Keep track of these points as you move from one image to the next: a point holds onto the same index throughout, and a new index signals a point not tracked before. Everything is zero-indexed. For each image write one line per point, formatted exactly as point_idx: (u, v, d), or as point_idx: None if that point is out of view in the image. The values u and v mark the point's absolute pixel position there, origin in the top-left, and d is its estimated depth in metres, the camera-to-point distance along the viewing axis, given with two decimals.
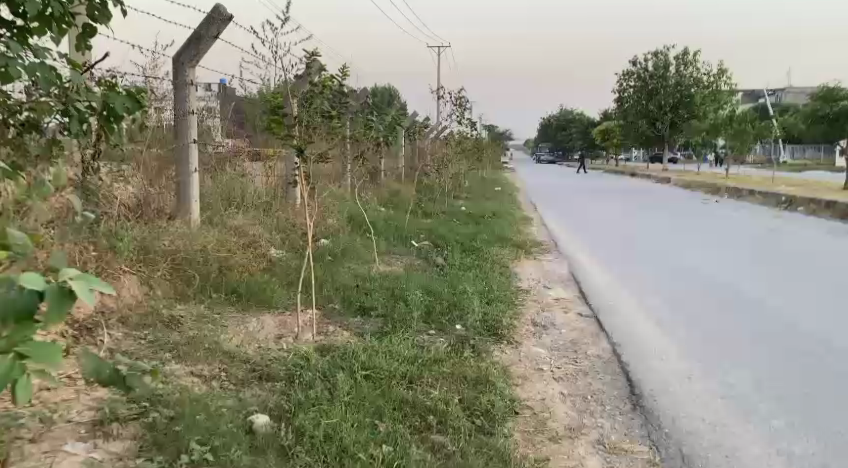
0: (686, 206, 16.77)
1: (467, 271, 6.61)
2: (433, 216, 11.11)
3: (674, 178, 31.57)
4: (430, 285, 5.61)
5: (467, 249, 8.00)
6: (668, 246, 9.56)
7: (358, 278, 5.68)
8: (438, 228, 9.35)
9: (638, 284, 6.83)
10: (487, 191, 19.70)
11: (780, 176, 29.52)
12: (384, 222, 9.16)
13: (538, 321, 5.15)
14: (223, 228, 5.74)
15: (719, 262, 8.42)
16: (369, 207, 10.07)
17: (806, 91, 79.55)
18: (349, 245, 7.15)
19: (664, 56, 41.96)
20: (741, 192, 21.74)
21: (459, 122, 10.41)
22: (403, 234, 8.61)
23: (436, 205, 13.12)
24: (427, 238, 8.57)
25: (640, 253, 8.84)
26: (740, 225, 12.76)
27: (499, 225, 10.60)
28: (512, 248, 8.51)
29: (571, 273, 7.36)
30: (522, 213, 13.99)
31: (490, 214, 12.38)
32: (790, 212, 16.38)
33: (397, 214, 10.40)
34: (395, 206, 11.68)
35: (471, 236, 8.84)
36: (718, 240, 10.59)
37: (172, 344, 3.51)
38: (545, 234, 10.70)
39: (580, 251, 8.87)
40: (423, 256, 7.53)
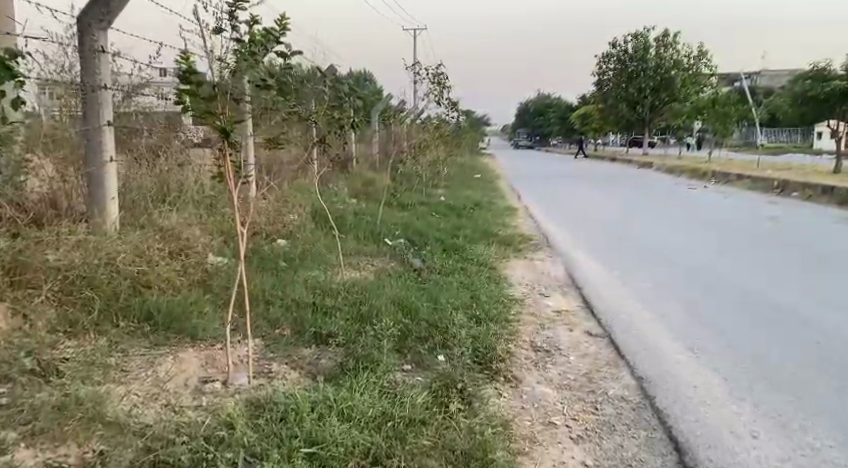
0: (675, 193, 15.93)
1: (450, 279, 5.58)
2: (410, 208, 10.06)
3: (656, 163, 30.79)
4: (405, 300, 4.58)
5: (449, 248, 6.98)
6: (668, 239, 8.64)
7: (319, 291, 4.64)
8: (415, 223, 8.31)
9: (645, 285, 5.88)
10: (466, 179, 18.69)
11: (764, 160, 28.89)
12: (354, 216, 8.10)
13: (540, 343, 4.15)
14: (149, 232, 4.65)
15: (728, 256, 7.52)
16: (337, 199, 9.00)
17: (783, 75, 79.42)
18: (312, 249, 6.08)
19: (644, 37, 41.07)
20: (729, 177, 20.94)
21: (438, 102, 9.34)
22: (375, 230, 7.56)
23: (413, 195, 12.06)
24: (402, 235, 7.55)
25: (640, 249, 7.91)
26: (739, 213, 11.90)
27: (483, 217, 9.58)
28: (500, 246, 7.51)
29: (569, 274, 6.38)
30: (505, 202, 13.00)
31: (471, 204, 11.37)
32: (786, 197, 15.57)
33: (370, 207, 9.35)
34: (367, 197, 10.59)
35: (452, 232, 7.82)
36: (720, 230, 9.70)
37: (31, 412, 2.44)
38: (534, 227, 9.72)
39: (574, 247, 7.91)
40: (398, 258, 6.50)
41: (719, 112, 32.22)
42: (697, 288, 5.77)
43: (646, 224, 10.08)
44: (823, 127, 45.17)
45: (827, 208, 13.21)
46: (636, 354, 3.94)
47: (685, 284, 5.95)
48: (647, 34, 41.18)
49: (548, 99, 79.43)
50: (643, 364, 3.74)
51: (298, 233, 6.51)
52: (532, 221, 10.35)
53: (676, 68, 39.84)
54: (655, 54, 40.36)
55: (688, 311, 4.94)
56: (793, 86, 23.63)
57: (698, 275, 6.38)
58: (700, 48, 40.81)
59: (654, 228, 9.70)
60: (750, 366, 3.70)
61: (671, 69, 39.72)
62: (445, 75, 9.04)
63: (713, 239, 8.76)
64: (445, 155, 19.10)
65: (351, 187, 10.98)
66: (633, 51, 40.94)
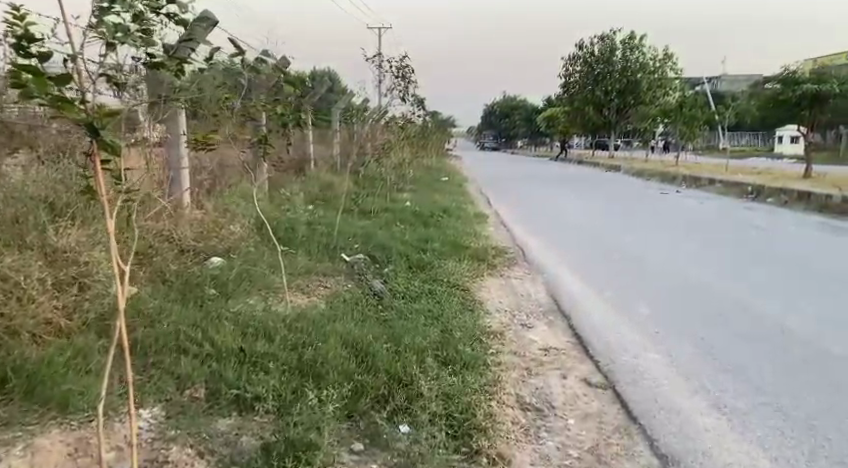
0: (651, 198, 15.31)
1: (415, 308, 4.71)
2: (372, 217, 9.13)
3: (625, 166, 30.37)
4: (359, 340, 3.69)
5: (415, 265, 6.11)
6: (654, 249, 7.93)
7: (252, 330, 3.72)
8: (376, 234, 7.38)
9: (642, 306, 5.10)
10: (433, 182, 17.83)
11: (732, 164, 28.67)
12: (308, 227, 7.17)
13: (529, 399, 3.31)
14: (35, 257, 3.67)
15: (722, 268, 6.82)
16: (289, 206, 8.04)
17: (746, 79, 80.48)
18: (253, 269, 5.14)
19: (610, 39, 40.68)
20: (700, 180, 20.42)
21: (402, 99, 8.43)
22: (329, 244, 6.62)
23: (377, 201, 11.15)
24: (361, 249, 6.62)
25: (626, 259, 7.16)
26: (718, 219, 11.28)
27: (452, 227, 8.71)
28: (472, 261, 6.65)
29: (551, 295, 5.56)
30: (475, 208, 12.17)
31: (439, 211, 10.49)
32: (762, 203, 15.00)
33: (327, 215, 8.41)
34: (324, 204, 9.63)
35: (418, 245, 6.94)
36: (705, 239, 9.04)
37: None
38: (506, 237, 8.90)
39: (553, 260, 7.10)
40: (356, 279, 5.59)
41: (687, 115, 31.94)
42: (702, 310, 5.02)
43: (627, 231, 9.37)
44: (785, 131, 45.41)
45: (807, 215, 12.67)
46: (653, 416, 3.13)
47: (687, 304, 5.19)
48: (613, 37, 40.83)
49: (514, 100, 79.15)
50: (663, 434, 2.92)
51: (238, 249, 5.57)
52: (505, 230, 9.56)
53: (642, 71, 39.60)
54: (621, 56, 40.05)
55: (699, 345, 4.16)
56: (763, 89, 23.29)
57: (697, 291, 5.63)
58: (666, 51, 40.63)
59: (636, 236, 9.00)
60: (799, 434, 2.90)
61: (638, 72, 39.46)
62: (410, 69, 8.14)
63: (701, 250, 8.07)
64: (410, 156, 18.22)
65: (307, 193, 10.03)
66: (600, 53, 40.55)
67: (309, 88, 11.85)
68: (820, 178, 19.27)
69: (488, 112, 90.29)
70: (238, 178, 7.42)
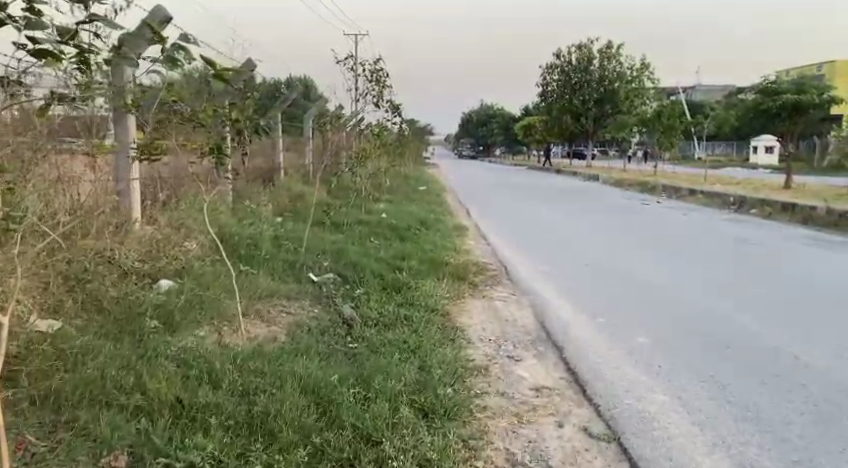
0: (632, 210, 14.97)
1: (388, 339, 4.19)
2: (344, 230, 8.58)
3: (603, 176, 30.16)
4: (322, 383, 3.17)
5: (388, 287, 5.59)
6: (642, 266, 7.51)
7: (196, 372, 3.17)
8: (347, 250, 6.84)
9: (639, 334, 4.65)
10: (409, 192, 17.31)
11: (710, 174, 28.59)
12: (272, 243, 6.61)
13: (522, 456, 2.81)
14: None
15: (717, 287, 6.41)
16: (253, 220, 7.47)
17: (720, 90, 81.34)
18: (206, 295, 4.59)
19: (587, 49, 40.60)
20: (680, 191, 20.17)
21: (376, 105, 7.93)
22: (296, 262, 6.07)
23: (350, 213, 10.60)
24: (330, 267, 6.08)
25: (614, 277, 6.72)
26: (704, 232, 10.93)
27: (430, 241, 8.20)
28: (451, 280, 6.15)
29: (538, 320, 5.07)
30: (453, 220, 11.68)
31: (415, 224, 9.97)
32: (745, 214, 14.71)
33: (295, 229, 7.85)
34: (294, 216, 9.06)
35: (392, 262, 6.42)
36: (693, 254, 8.66)
37: None
38: (487, 252, 8.41)
39: (538, 278, 6.63)
40: (323, 304, 5.05)
41: (664, 125, 31.84)
42: (703, 337, 4.58)
43: (613, 245, 8.96)
44: (760, 141, 45.68)
45: (792, 228, 12.37)
46: None
47: (686, 330, 4.75)
48: (590, 46, 40.76)
49: (491, 109, 79.08)
50: None
51: (192, 271, 5.01)
52: (485, 244, 9.09)
53: (619, 81, 39.55)
54: (598, 66, 39.97)
55: (708, 381, 3.70)
56: (740, 99, 23.17)
57: (695, 315, 5.20)
58: (642, 61, 40.64)
59: (622, 251, 8.58)
60: None
61: (614, 82, 39.41)
62: (385, 73, 7.65)
63: (690, 266, 7.69)
64: (385, 165, 17.69)
65: (275, 205, 9.45)
66: (577, 62, 40.43)
67: (278, 94, 11.28)
68: (800, 188, 19.10)
69: (465, 121, 90.18)
70: (197, 190, 6.85)
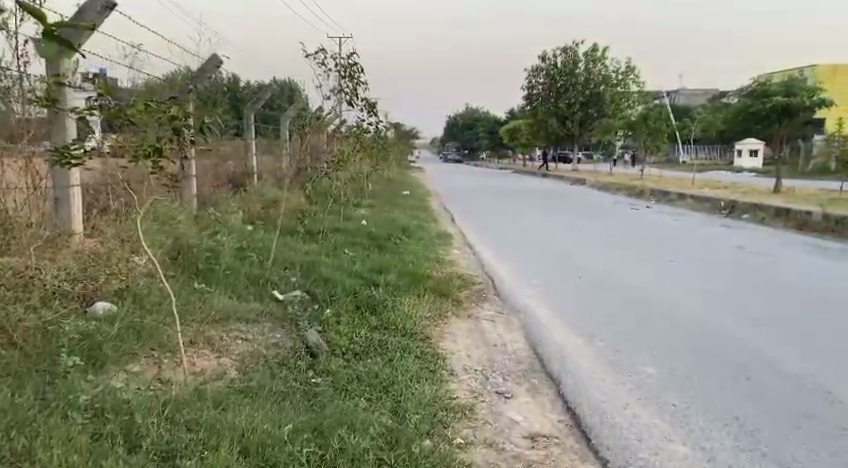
0: (622, 215, 14.47)
1: (357, 374, 3.58)
2: (319, 240, 7.96)
3: (590, 179, 29.69)
4: (268, 440, 2.58)
5: (363, 306, 4.98)
6: (640, 277, 6.97)
7: (113, 427, 2.56)
8: (319, 262, 6.21)
9: (647, 359, 4.08)
10: (392, 197, 16.70)
11: (698, 177, 28.21)
12: (235, 256, 5.97)
13: None
14: None
15: (722, 301, 5.88)
16: (216, 230, 6.83)
17: (705, 95, 81.41)
18: (148, 319, 3.96)
19: (572, 52, 40.21)
20: (669, 195, 19.69)
21: (349, 101, 7.32)
22: (260, 278, 5.44)
23: (327, 220, 9.97)
24: (297, 283, 5.45)
25: (612, 289, 6.17)
26: (700, 239, 10.40)
27: (410, 252, 7.59)
28: (434, 296, 5.55)
29: (530, 344, 4.48)
30: (436, 227, 11.08)
31: (396, 232, 9.36)
32: (738, 219, 14.22)
33: (264, 239, 7.21)
34: (264, 225, 8.41)
35: (368, 276, 5.81)
36: (692, 263, 8.15)
37: None
38: (472, 262, 7.82)
39: (529, 291, 6.06)
40: (286, 328, 4.44)
41: (651, 128, 31.48)
42: (719, 364, 4.02)
43: (606, 254, 8.42)
44: (745, 144, 45.49)
45: (789, 234, 11.88)
46: None
47: (699, 355, 4.19)
48: (575, 49, 40.42)
49: (477, 113, 78.72)
50: None
51: (135, 289, 4.36)
52: (470, 253, 8.50)
53: (605, 84, 39.22)
54: (583, 69, 39.64)
55: (732, 425, 3.14)
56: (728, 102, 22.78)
57: (705, 335, 4.65)
58: (628, 64, 40.35)
59: (616, 260, 8.06)
60: None
61: (600, 85, 39.08)
62: (358, 67, 7.04)
63: (691, 277, 7.16)
64: (367, 170, 17.08)
65: (245, 212, 8.80)
66: (562, 65, 40.01)
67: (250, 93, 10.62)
68: (791, 192, 18.67)
69: (451, 125, 89.67)
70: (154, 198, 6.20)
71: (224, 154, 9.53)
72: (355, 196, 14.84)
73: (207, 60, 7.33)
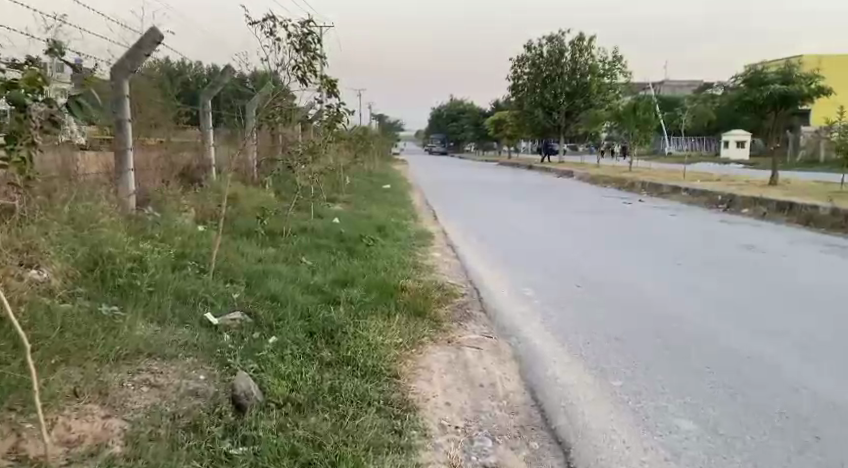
0: (614, 211, 13.57)
1: (292, 447, 2.62)
2: (277, 243, 6.95)
3: (577, 172, 28.82)
4: None
5: (316, 333, 4.00)
6: (646, 286, 6.06)
7: None
8: (269, 274, 5.20)
9: (678, 408, 3.15)
10: (370, 192, 15.69)
11: (687, 169, 27.45)
12: (169, 268, 4.97)
13: None
14: None
15: (748, 316, 4.97)
16: (153, 236, 5.81)
17: (691, 86, 80.97)
18: (17, 362, 2.96)
19: (559, 41, 39.29)
20: (662, 188, 18.83)
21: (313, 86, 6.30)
22: (191, 299, 4.42)
23: (293, 218, 8.96)
24: (237, 303, 4.44)
25: (618, 304, 5.25)
26: (703, 238, 9.50)
27: (381, 257, 6.61)
28: (408, 314, 4.58)
29: (525, 384, 3.53)
30: (415, 225, 10.10)
31: (369, 232, 8.37)
32: (738, 214, 13.35)
33: (210, 243, 6.20)
34: (217, 227, 7.38)
35: (327, 289, 4.82)
36: (700, 265, 7.25)
37: None
38: (454, 268, 6.84)
39: (520, 306, 5.10)
40: (212, 369, 3.45)
41: (640, 118, 30.67)
42: (771, 415, 3.10)
43: (604, 258, 7.49)
44: (732, 135, 44.88)
45: (794, 230, 11.01)
46: None
47: (741, 399, 3.27)
48: (561, 38, 39.57)
49: (462, 105, 77.73)
50: None
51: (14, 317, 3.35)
52: (451, 257, 7.53)
53: (591, 74, 38.42)
54: (569, 58, 38.81)
55: None
56: (720, 90, 21.98)
57: (742, 367, 3.73)
58: (614, 54, 39.55)
59: (615, 264, 7.14)
60: None
61: (587, 75, 38.28)
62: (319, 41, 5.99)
63: (704, 284, 6.26)
64: (343, 163, 16.04)
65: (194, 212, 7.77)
66: (548, 55, 39.10)
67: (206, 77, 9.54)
68: (788, 183, 17.89)
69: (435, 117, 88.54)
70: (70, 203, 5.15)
71: (175, 146, 8.49)
72: (329, 191, 13.82)
73: (143, 34, 6.29)
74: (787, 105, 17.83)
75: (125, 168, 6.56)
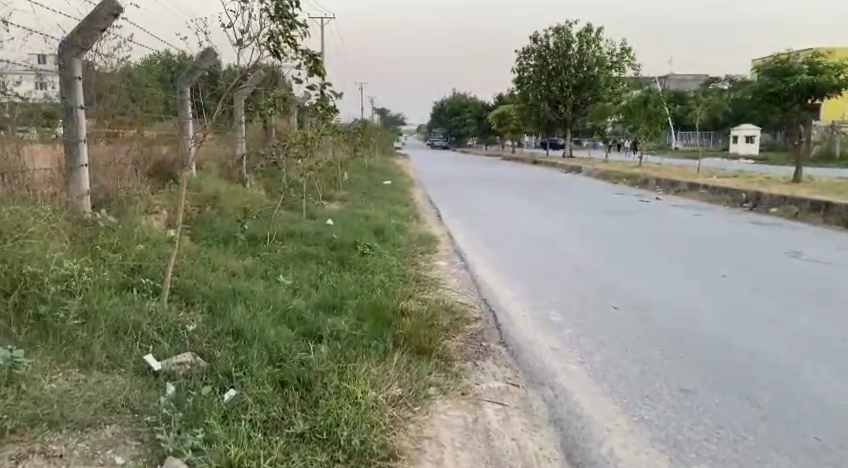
0: (632, 211, 12.57)
1: None
2: (257, 252, 5.95)
3: (585, 167, 27.72)
4: None
5: (289, 386, 3.02)
6: (693, 306, 5.07)
7: None
8: (239, 298, 4.20)
9: None
10: (369, 188, 14.67)
11: (700, 164, 26.41)
12: (112, 291, 3.99)
13: None
14: None
15: (834, 350, 3.98)
16: (103, 248, 4.82)
17: (697, 80, 79.72)
18: None
19: (565, 32, 38.09)
20: (678, 185, 17.77)
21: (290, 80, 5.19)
22: (130, 334, 3.44)
23: (281, 220, 7.98)
24: (192, 340, 3.45)
25: (668, 334, 4.26)
26: (738, 243, 8.49)
27: (377, 270, 5.61)
28: (409, 353, 3.58)
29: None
30: (417, 227, 9.10)
31: (365, 236, 7.38)
32: (766, 214, 12.32)
33: (175, 254, 5.22)
34: (190, 233, 6.41)
35: (308, 319, 3.82)
36: (748, 277, 6.27)
37: None
38: (462, 282, 5.86)
39: (548, 338, 4.11)
40: (135, 449, 2.49)
41: (650, 112, 29.59)
42: None
43: (635, 269, 6.50)
44: (742, 130, 43.68)
45: (833, 233, 9.99)
46: None
47: None
48: (568, 30, 38.35)
49: (465, 98, 76.53)
50: None
51: None
52: (458, 267, 6.54)
53: (599, 66, 37.24)
54: (576, 50, 37.61)
55: None
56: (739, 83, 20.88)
57: None
58: (623, 46, 38.33)
59: (650, 276, 6.15)
60: None
61: (594, 67, 37.08)
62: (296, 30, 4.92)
63: (761, 302, 5.28)
64: (339, 157, 15.03)
65: (159, 217, 6.78)
66: (555, 47, 37.94)
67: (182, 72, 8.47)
68: (813, 181, 16.87)
69: (437, 110, 87.36)
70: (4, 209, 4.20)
71: (148, 138, 7.51)
72: (324, 188, 12.81)
73: (97, 4, 5.28)
74: (814, 96, 16.76)
75: (78, 162, 5.56)
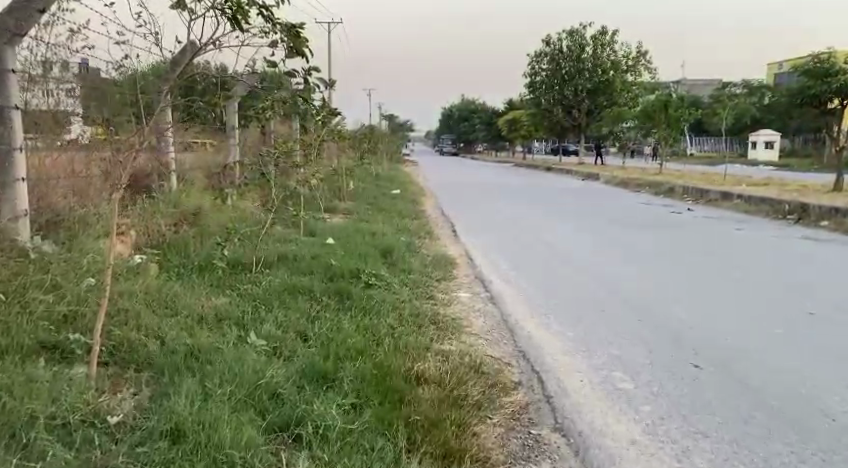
0: (666, 224, 11.37)
1: None
2: (237, 287, 4.81)
3: (603, 175, 26.50)
4: None
5: None
6: (794, 361, 3.92)
7: None
8: (195, 366, 3.06)
9: None
10: (376, 198, 13.56)
11: (723, 171, 25.16)
12: (14, 359, 2.85)
13: None
14: None
15: None
16: (32, 290, 3.70)
17: (710, 85, 78.34)
18: None
19: (579, 36, 36.93)
20: (707, 195, 16.56)
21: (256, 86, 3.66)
22: (18, 434, 2.30)
23: (271, 239, 6.88)
24: (115, 445, 2.32)
25: (785, 412, 3.11)
26: (803, 266, 7.31)
27: (384, 310, 4.47)
28: (430, 460, 2.45)
29: None
30: (429, 246, 7.97)
31: (370, 260, 6.26)
32: (815, 228, 11.11)
33: (129, 293, 4.10)
34: (159, 262, 5.30)
35: (287, 406, 2.69)
36: (839, 311, 5.11)
37: None
38: (490, 322, 4.71)
39: (622, 425, 2.96)
40: None
41: (671, 117, 28.36)
42: None
43: (698, 302, 5.33)
44: (761, 135, 42.35)
45: None
46: None
47: None
48: (582, 32, 37.18)
49: (474, 104, 75.47)
50: None
51: None
52: (482, 300, 5.40)
53: (614, 70, 36.04)
54: (590, 53, 36.39)
55: None
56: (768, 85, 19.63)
57: None
58: (639, 49, 37.12)
59: (723, 312, 4.98)
60: None
61: (609, 71, 35.88)
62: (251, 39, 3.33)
63: None
64: (343, 164, 13.88)
65: (126, 240, 5.65)
66: (568, 50, 36.79)
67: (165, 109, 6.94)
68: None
69: (446, 116, 86.28)
70: None
71: None
72: (325, 199, 11.67)
73: None
74: None
75: (13, 178, 4.42)
